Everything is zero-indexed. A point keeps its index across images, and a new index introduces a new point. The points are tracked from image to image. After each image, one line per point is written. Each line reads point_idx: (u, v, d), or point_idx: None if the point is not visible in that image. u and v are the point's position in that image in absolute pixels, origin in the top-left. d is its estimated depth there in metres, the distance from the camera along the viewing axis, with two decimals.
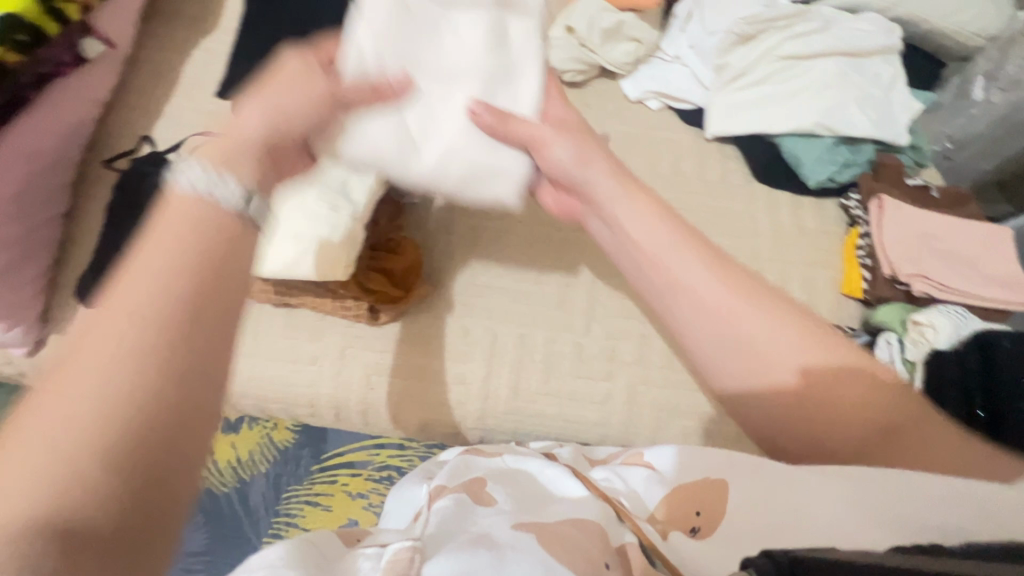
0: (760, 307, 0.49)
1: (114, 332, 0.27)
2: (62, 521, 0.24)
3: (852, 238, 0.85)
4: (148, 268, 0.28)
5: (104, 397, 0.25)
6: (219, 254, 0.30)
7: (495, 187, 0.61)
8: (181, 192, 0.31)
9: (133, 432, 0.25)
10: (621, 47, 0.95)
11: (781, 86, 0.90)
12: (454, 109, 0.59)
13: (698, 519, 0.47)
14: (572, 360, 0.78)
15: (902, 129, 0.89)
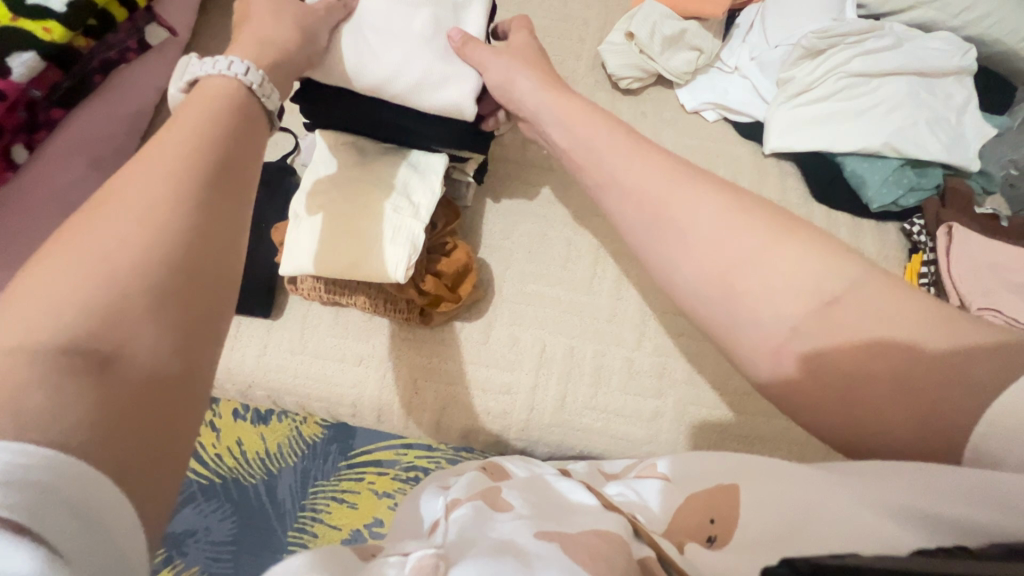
0: (741, 246, 0.46)
1: (161, 192, 0.35)
2: (103, 348, 0.30)
3: (915, 265, 0.82)
4: (184, 148, 0.37)
5: (150, 236, 0.33)
6: (222, 134, 0.40)
7: (453, 94, 0.61)
8: (218, 81, 0.43)
9: (142, 274, 0.32)
10: (681, 56, 0.93)
11: (846, 104, 0.87)
12: (410, 22, 0.60)
13: (713, 527, 0.43)
14: (621, 376, 0.77)
15: (973, 154, 0.85)
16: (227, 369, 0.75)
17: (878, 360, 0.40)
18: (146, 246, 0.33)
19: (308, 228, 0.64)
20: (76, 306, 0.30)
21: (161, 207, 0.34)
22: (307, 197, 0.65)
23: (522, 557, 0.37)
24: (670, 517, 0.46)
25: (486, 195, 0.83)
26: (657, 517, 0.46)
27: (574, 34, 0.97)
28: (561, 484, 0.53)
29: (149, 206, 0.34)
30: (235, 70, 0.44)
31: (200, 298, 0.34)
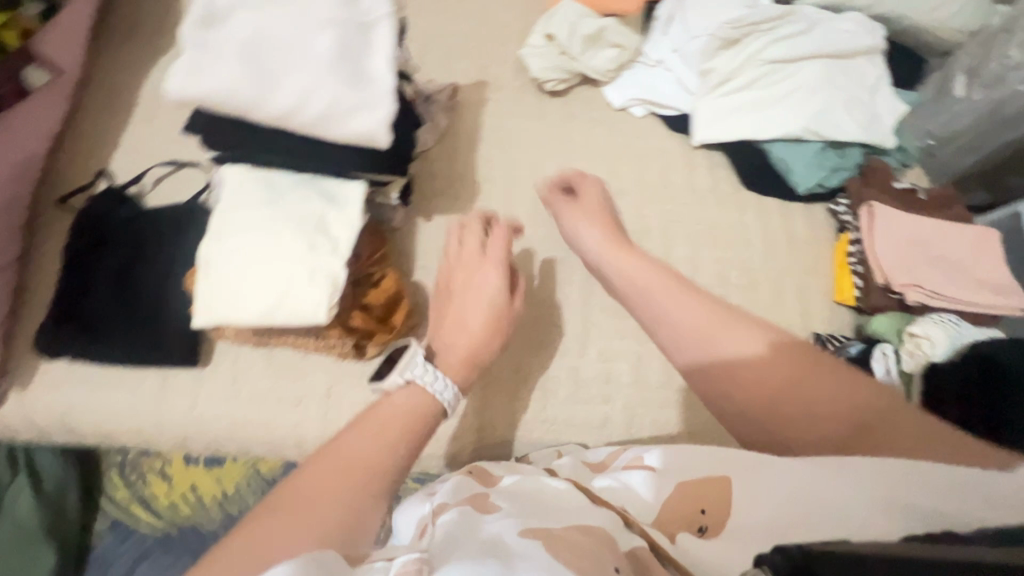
0: (782, 373, 0.51)
1: (350, 477, 0.50)
2: None
3: (842, 246, 0.84)
4: (380, 445, 0.53)
5: (322, 526, 0.46)
6: (410, 442, 0.56)
7: (364, 120, 0.55)
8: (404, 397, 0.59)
9: (333, 511, 0.47)
10: (603, 53, 0.92)
11: (767, 91, 0.89)
12: (314, 46, 0.54)
13: (704, 518, 0.46)
14: (568, 386, 0.77)
15: (888, 131, 0.88)
16: (158, 426, 0.70)
17: (877, 430, 0.47)
18: (346, 491, 0.49)
19: (219, 275, 0.60)
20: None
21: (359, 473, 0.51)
22: (214, 241, 0.61)
23: (505, 560, 0.38)
24: (658, 509, 0.49)
25: (416, 215, 0.81)
26: (648, 500, 0.50)
27: (495, 39, 0.96)
28: (550, 481, 0.53)
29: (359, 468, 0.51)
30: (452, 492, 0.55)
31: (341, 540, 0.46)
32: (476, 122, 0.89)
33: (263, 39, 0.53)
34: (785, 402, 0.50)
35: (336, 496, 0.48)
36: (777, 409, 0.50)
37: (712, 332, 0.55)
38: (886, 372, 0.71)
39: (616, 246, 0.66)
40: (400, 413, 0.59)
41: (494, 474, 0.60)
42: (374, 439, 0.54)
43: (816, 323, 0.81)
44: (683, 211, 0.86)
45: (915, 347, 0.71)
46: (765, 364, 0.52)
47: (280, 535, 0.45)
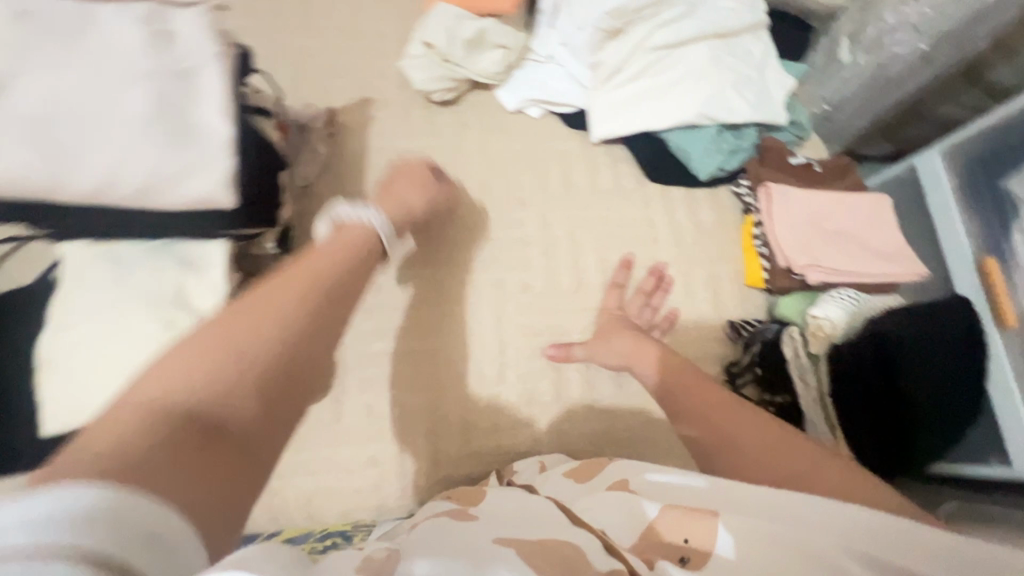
0: (743, 424, 0.56)
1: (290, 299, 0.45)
2: (210, 426, 0.34)
3: (749, 226, 0.84)
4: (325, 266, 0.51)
5: (262, 352, 0.40)
6: (353, 268, 0.54)
7: (193, 185, 0.49)
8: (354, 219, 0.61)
9: (251, 367, 0.38)
10: (488, 55, 0.88)
11: (657, 80, 0.87)
12: (123, 107, 0.48)
13: (686, 548, 0.43)
14: (490, 415, 0.74)
15: (780, 108, 0.87)
16: None
17: (820, 467, 0.50)
18: (270, 333, 0.41)
19: (64, 367, 0.53)
20: (134, 434, 0.32)
21: (279, 313, 0.42)
22: (59, 331, 0.55)
23: (476, 560, 0.39)
24: (642, 526, 0.46)
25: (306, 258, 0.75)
26: (645, 516, 0.47)
27: (374, 52, 0.89)
28: (530, 497, 0.54)
29: (277, 305, 0.43)
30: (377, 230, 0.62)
31: (279, 420, 0.39)
32: (362, 145, 0.83)
33: (55, 110, 0.46)
34: (741, 441, 0.54)
35: (252, 365, 0.39)
36: (730, 442, 0.55)
37: (691, 391, 0.62)
38: (794, 354, 0.75)
39: (639, 343, 0.70)
40: (330, 258, 0.53)
41: (462, 495, 0.61)
42: (314, 268, 0.50)
43: (728, 310, 0.82)
44: (589, 214, 0.84)
45: (816, 329, 0.74)
46: (728, 415, 0.57)
47: (202, 371, 0.36)
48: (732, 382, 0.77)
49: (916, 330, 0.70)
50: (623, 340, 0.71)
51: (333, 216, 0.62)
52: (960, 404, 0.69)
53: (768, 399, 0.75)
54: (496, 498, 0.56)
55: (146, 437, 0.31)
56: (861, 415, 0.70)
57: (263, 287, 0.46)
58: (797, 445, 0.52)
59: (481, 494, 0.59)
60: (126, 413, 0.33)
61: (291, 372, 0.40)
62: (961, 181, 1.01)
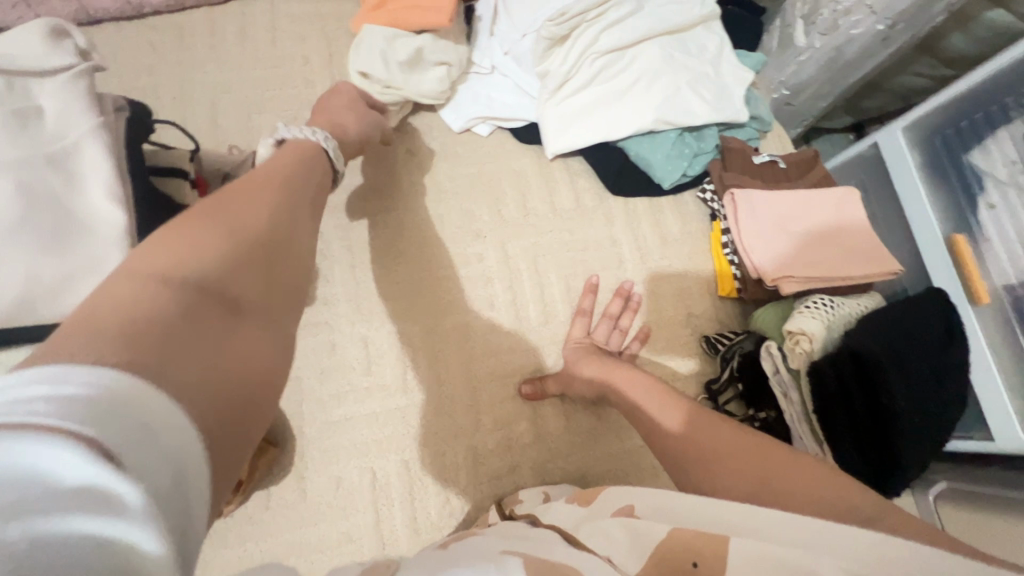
0: (723, 439, 0.54)
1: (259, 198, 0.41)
2: (205, 302, 0.30)
3: (717, 233, 0.81)
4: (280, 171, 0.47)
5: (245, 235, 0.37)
6: (304, 177, 0.49)
7: (78, 294, 0.41)
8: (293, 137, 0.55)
9: (227, 252, 0.34)
10: (430, 74, 0.80)
11: (609, 86, 0.81)
12: None
13: (696, 572, 0.39)
14: (468, 469, 0.70)
15: (740, 104, 0.83)
16: None
17: (801, 477, 0.47)
18: (250, 226, 0.37)
19: None
20: (150, 303, 0.28)
21: (265, 218, 0.40)
22: None
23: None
24: (650, 548, 0.43)
25: None
26: (653, 537, 0.43)
27: (299, 79, 0.81)
28: (531, 528, 0.51)
29: (265, 209, 0.41)
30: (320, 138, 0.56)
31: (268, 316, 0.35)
32: None
33: None
34: (721, 458, 0.52)
35: (246, 257, 0.35)
36: (710, 458, 0.53)
37: (671, 424, 0.58)
38: (774, 370, 0.71)
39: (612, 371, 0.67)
40: (280, 171, 0.47)
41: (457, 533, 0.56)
42: (264, 172, 0.46)
43: (704, 322, 0.79)
44: (551, 236, 0.79)
45: (794, 345, 0.70)
46: (706, 431, 0.55)
47: (196, 253, 0.33)
48: (715, 399, 0.75)
49: (888, 329, 0.68)
50: (590, 368, 0.69)
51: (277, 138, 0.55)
52: (945, 403, 0.67)
53: (753, 413, 0.75)
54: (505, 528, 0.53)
55: (156, 316, 0.27)
56: (850, 429, 0.66)
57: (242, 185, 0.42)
58: (777, 453, 0.51)
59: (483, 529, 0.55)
60: (123, 282, 0.28)
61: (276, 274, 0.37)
62: (923, 155, 0.99)
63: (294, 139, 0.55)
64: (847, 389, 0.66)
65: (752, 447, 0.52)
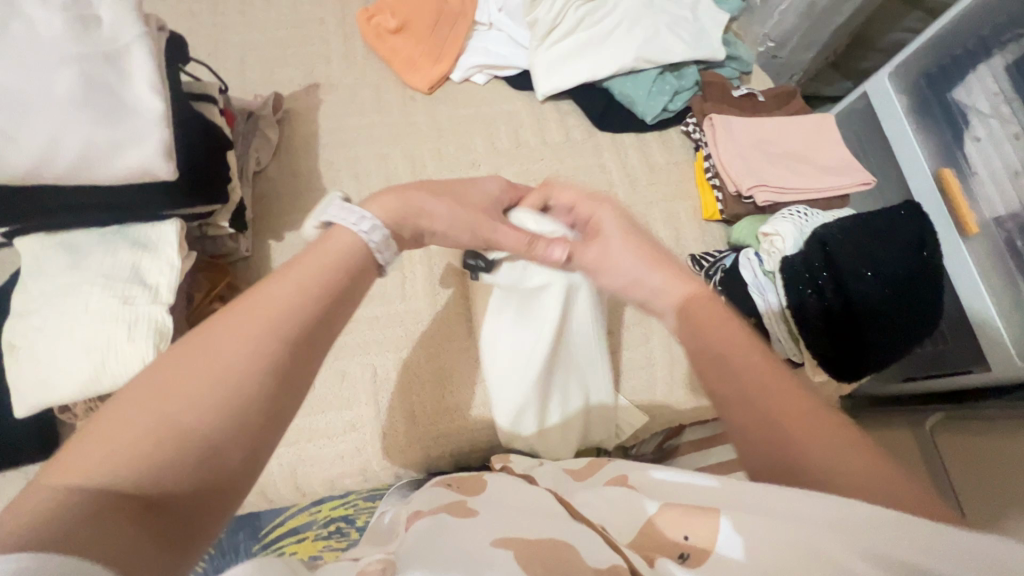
0: (795, 418, 0.39)
1: (272, 312, 0.36)
2: (151, 493, 0.28)
3: (700, 161, 0.86)
4: (306, 273, 0.39)
5: (229, 395, 0.32)
6: (347, 279, 0.41)
7: (128, 158, 0.51)
8: (339, 230, 0.44)
9: (209, 411, 0.31)
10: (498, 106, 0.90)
11: (593, 31, 0.89)
12: (52, 86, 0.49)
13: (687, 545, 0.38)
14: (461, 368, 0.76)
15: (717, 44, 0.89)
16: None
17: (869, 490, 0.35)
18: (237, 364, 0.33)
19: (27, 358, 0.55)
20: (117, 474, 0.28)
21: (300, 303, 0.37)
22: (18, 320, 0.56)
23: (470, 563, 0.38)
24: (641, 527, 0.43)
25: (265, 238, 0.77)
26: (644, 514, 0.45)
27: (316, 38, 0.91)
28: (529, 492, 0.56)
29: (310, 279, 0.39)
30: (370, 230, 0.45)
31: (290, 393, 0.34)
32: (312, 126, 0.85)
33: None
34: (790, 464, 0.38)
35: (268, 350, 0.34)
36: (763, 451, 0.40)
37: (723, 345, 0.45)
38: (753, 276, 0.76)
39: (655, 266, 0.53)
40: (319, 267, 0.40)
41: (462, 483, 0.60)
42: (299, 273, 0.39)
43: (688, 244, 0.84)
44: (541, 169, 0.85)
45: (769, 245, 0.75)
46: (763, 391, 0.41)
47: (193, 402, 0.31)
48: None
49: (862, 236, 0.70)
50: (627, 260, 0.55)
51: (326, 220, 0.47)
52: (919, 302, 0.70)
53: None
54: (497, 493, 0.57)
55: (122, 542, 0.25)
56: (826, 328, 0.70)
57: (288, 267, 0.39)
58: (829, 426, 0.38)
59: (483, 485, 0.59)
60: (113, 430, 0.29)
61: (307, 349, 0.36)
62: (910, 99, 0.99)
63: (341, 229, 0.45)
64: (822, 290, 0.70)
65: (802, 405, 0.40)
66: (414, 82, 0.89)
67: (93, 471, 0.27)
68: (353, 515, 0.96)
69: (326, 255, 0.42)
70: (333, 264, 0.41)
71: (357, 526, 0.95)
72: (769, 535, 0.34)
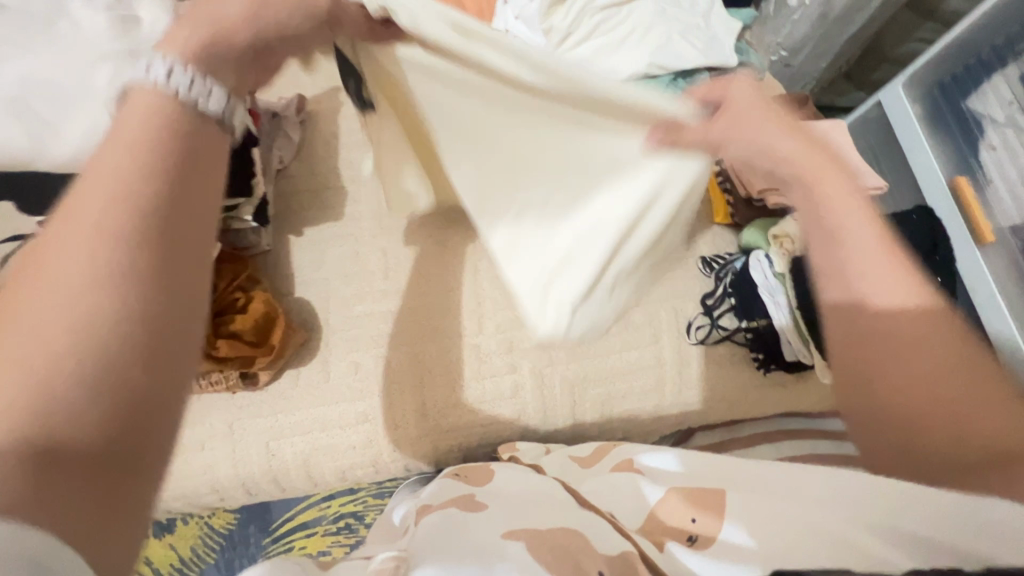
0: (918, 363, 0.43)
1: (96, 214, 0.29)
2: (41, 447, 0.25)
3: (711, 167, 0.87)
4: (115, 155, 0.31)
5: (89, 321, 0.27)
6: (179, 145, 0.32)
7: None
8: (140, 88, 0.33)
9: (64, 351, 0.27)
10: None
11: (607, 38, 0.91)
12: (92, 81, 0.52)
13: (695, 527, 0.46)
14: (472, 364, 0.76)
15: (729, 51, 0.91)
16: None
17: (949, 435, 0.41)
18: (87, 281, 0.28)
19: None
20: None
21: (134, 194, 0.30)
22: None
23: (482, 557, 0.39)
24: (645, 511, 0.52)
25: (285, 233, 0.80)
26: (647, 503, 0.52)
27: None
28: (537, 480, 0.58)
29: (126, 161, 0.30)
30: (173, 71, 0.33)
31: (178, 294, 0.30)
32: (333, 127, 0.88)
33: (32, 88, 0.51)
34: (885, 398, 0.45)
35: (115, 261, 0.28)
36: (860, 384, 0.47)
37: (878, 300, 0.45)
38: (762, 278, 0.78)
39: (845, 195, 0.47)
40: (136, 135, 0.31)
41: (471, 475, 0.61)
42: (115, 151, 0.31)
43: (699, 247, 0.84)
44: None
45: (779, 246, 0.77)
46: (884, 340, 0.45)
47: (41, 347, 0.27)
48: (710, 312, 0.79)
49: None
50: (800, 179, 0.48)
51: (122, 89, 0.34)
52: None
53: (745, 325, 0.77)
54: (504, 484, 0.58)
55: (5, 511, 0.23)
56: None
57: (95, 156, 0.31)
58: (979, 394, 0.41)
59: (489, 474, 0.61)
60: None
61: (173, 239, 0.30)
62: (922, 109, 0.98)
63: (139, 87, 0.33)
64: None
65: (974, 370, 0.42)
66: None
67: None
68: (362, 512, 0.97)
69: (131, 119, 0.32)
70: (147, 127, 0.32)
71: (365, 523, 0.97)
72: (769, 530, 0.41)
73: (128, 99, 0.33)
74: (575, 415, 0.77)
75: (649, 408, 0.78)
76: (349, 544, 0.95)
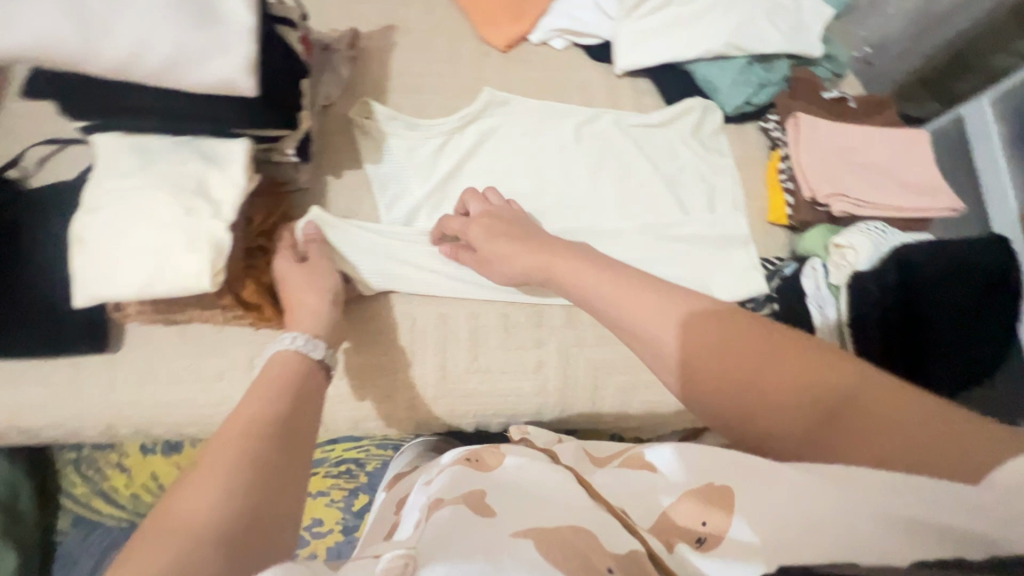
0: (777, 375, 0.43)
1: (260, 402, 0.47)
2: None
3: (774, 163, 0.83)
4: (255, 403, 0.46)
5: (249, 439, 0.42)
6: (293, 399, 0.49)
7: (216, 69, 0.51)
8: (285, 351, 0.55)
9: (257, 452, 0.41)
10: (576, 74, 0.88)
11: (686, 9, 0.85)
12: None
13: (704, 529, 0.41)
14: (499, 333, 0.74)
15: (813, 40, 0.85)
16: (75, 416, 0.69)
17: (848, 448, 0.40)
18: (250, 429, 0.43)
19: (90, 249, 0.57)
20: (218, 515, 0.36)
21: (274, 396, 0.48)
22: (86, 214, 0.58)
23: (492, 558, 0.40)
24: (658, 512, 0.46)
25: (324, 173, 0.77)
26: (658, 505, 0.46)
27: None
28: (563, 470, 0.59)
29: (259, 400, 0.47)
30: (297, 339, 0.56)
31: (302, 428, 0.47)
32: (384, 67, 0.84)
33: None
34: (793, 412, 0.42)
35: (264, 409, 0.46)
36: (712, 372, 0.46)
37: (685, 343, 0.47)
38: (815, 287, 0.73)
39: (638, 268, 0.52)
40: (287, 371, 0.53)
41: (485, 464, 0.59)
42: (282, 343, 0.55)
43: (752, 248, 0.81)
44: (606, 143, 0.82)
45: (839, 257, 0.72)
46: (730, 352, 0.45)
47: (236, 454, 0.40)
48: None
49: (939, 265, 0.66)
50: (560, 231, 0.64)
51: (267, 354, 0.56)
52: (982, 339, 0.68)
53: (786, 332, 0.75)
54: (513, 474, 0.55)
55: None
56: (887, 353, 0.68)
57: (254, 382, 0.50)
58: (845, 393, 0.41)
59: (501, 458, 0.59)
60: (210, 470, 0.39)
61: (287, 431, 0.45)
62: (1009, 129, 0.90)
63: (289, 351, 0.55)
64: (889, 317, 0.67)
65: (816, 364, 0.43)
66: (492, 39, 0.86)
67: (212, 520, 0.36)
68: (364, 459, 0.98)
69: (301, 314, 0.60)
70: (271, 399, 0.48)
71: (366, 470, 0.99)
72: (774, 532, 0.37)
73: (275, 359, 0.55)
74: (594, 401, 0.75)
75: (669, 402, 0.76)
76: (348, 488, 0.98)
